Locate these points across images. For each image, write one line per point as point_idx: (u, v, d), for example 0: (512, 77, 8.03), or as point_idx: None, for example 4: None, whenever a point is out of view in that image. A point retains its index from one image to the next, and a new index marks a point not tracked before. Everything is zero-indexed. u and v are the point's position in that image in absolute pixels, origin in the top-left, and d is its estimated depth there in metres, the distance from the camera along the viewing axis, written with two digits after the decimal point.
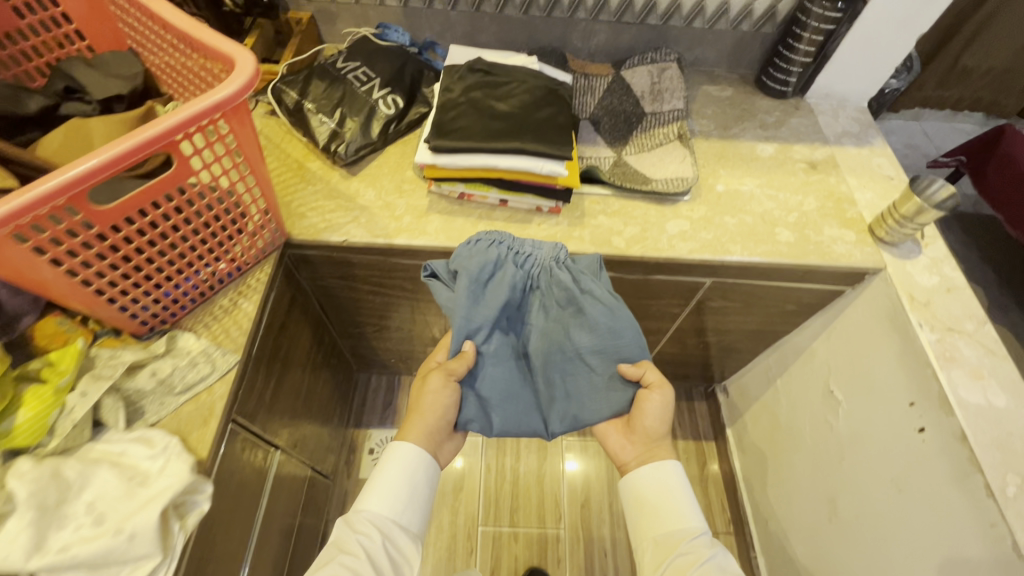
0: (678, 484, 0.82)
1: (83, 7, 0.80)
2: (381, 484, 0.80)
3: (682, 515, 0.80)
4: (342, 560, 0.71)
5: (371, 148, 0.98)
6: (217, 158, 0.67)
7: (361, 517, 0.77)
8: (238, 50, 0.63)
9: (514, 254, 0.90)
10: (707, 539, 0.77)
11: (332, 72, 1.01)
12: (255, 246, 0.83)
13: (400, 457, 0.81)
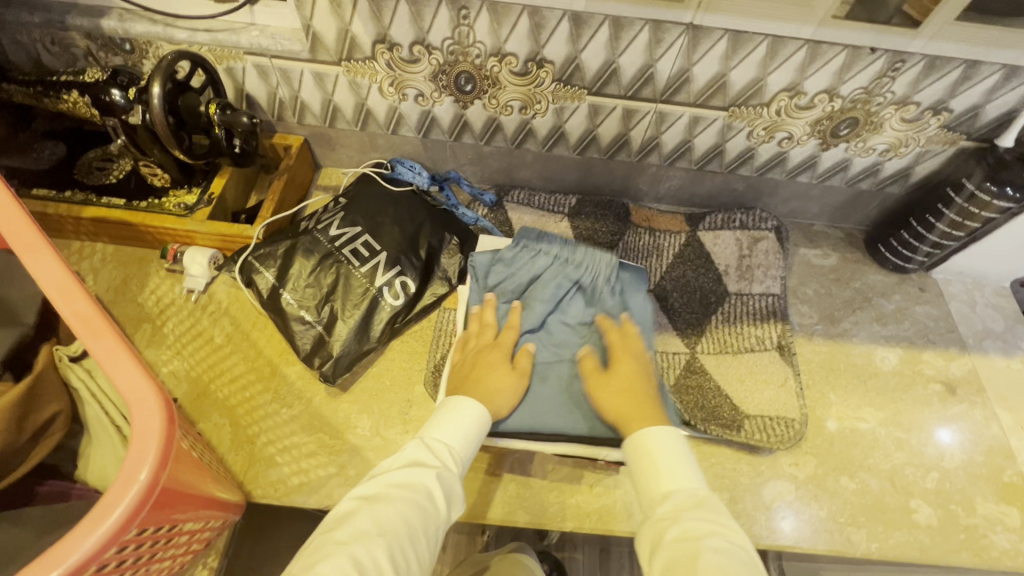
0: (660, 441, 0.54)
1: None
2: (456, 419, 0.57)
3: (661, 474, 0.53)
4: (418, 473, 0.51)
5: (368, 355, 0.73)
6: (115, 557, 0.42)
7: (436, 445, 0.54)
8: (139, 395, 0.42)
9: (566, 265, 0.72)
10: (698, 503, 0.50)
11: (322, 244, 0.76)
12: (192, 548, 0.57)
13: (480, 408, 0.58)
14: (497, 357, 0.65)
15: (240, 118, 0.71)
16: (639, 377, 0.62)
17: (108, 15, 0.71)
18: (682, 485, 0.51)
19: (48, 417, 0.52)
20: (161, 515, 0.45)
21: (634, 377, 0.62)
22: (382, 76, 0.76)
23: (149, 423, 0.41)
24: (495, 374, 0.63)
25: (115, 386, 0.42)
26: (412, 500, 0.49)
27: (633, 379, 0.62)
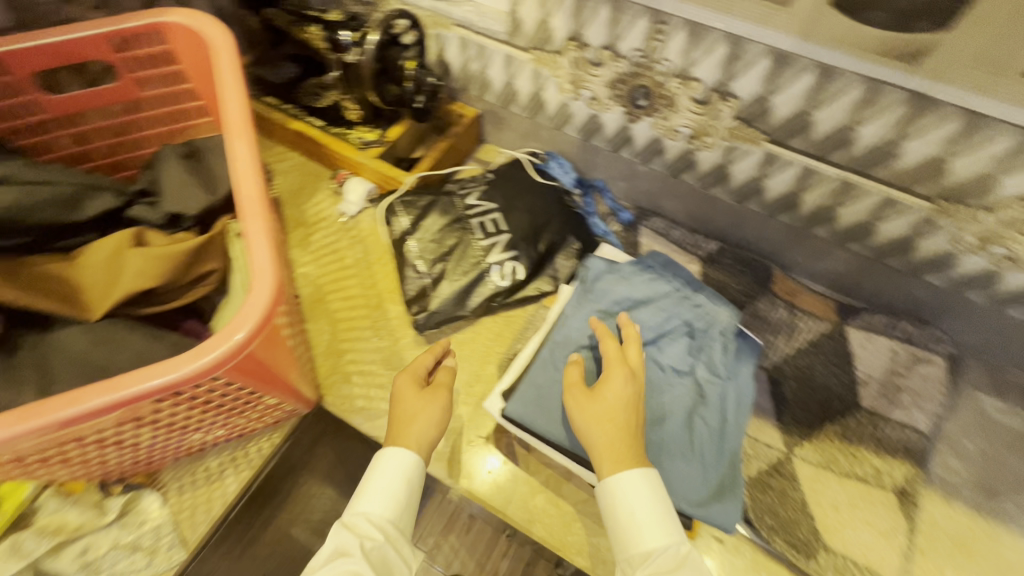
0: (637, 493, 0.48)
1: (209, 88, 0.69)
2: (378, 486, 0.55)
3: (639, 530, 0.47)
4: (346, 561, 0.50)
5: (458, 321, 0.77)
6: (201, 395, 0.51)
7: (359, 522, 0.53)
8: (261, 274, 0.50)
9: (684, 302, 0.61)
10: (679, 562, 0.45)
11: (457, 208, 0.81)
12: (263, 419, 0.67)
13: (405, 457, 0.56)
14: (409, 379, 0.62)
15: (427, 79, 0.81)
16: (630, 403, 0.50)
17: None
18: (662, 540, 0.47)
19: (206, 271, 0.64)
20: (245, 380, 0.53)
21: (625, 404, 0.50)
22: (564, 72, 0.78)
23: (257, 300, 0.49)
24: (409, 397, 0.60)
25: (249, 260, 0.51)
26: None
27: (623, 401, 0.50)
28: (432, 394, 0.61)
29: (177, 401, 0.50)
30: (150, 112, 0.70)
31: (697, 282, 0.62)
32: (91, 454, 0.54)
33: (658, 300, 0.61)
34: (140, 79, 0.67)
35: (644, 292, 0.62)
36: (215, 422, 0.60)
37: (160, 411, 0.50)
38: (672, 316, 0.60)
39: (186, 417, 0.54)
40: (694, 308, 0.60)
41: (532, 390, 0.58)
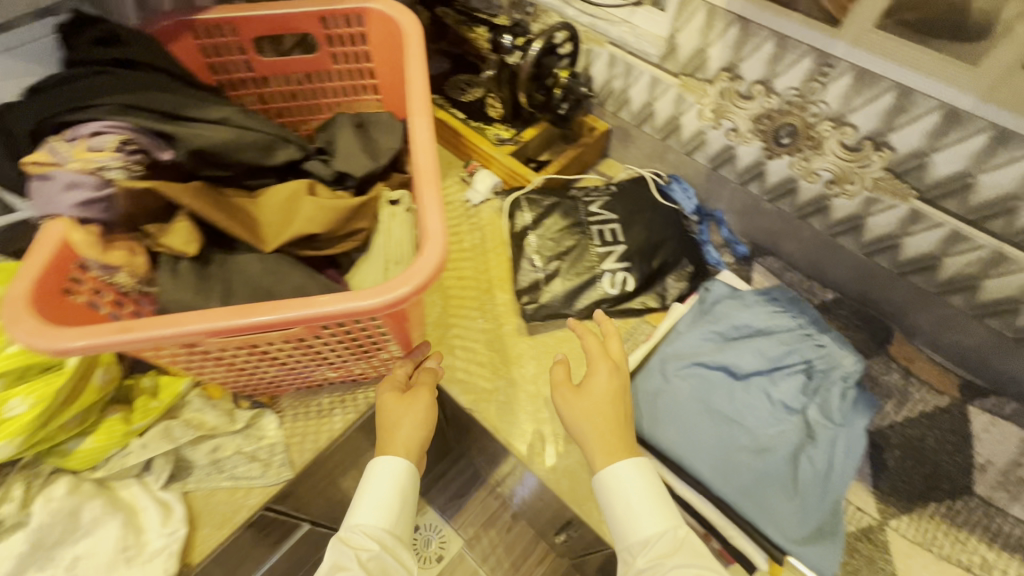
0: (629, 481, 0.51)
1: (388, 69, 0.77)
2: (372, 497, 0.60)
3: (636, 519, 0.50)
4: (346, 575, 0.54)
5: (562, 319, 0.80)
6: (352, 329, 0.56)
7: (355, 533, 0.58)
8: (431, 238, 0.50)
9: (806, 341, 0.61)
10: (677, 543, 0.49)
11: (579, 213, 0.85)
12: (377, 369, 0.73)
13: (392, 466, 0.60)
14: (390, 388, 0.66)
15: (580, 87, 0.86)
16: (613, 392, 0.55)
17: None
18: (659, 526, 0.50)
19: (358, 228, 0.71)
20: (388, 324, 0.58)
21: (609, 395, 0.55)
22: (710, 100, 0.80)
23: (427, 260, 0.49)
24: (393, 403, 0.64)
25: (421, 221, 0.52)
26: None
27: (608, 392, 0.55)
28: (413, 397, 0.65)
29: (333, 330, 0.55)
30: (333, 83, 0.79)
31: (822, 324, 0.62)
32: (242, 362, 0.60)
33: (777, 334, 0.61)
34: (334, 53, 0.76)
35: (764, 323, 0.62)
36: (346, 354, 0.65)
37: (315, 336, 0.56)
38: (790, 351, 0.60)
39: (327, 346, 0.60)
40: (815, 349, 0.60)
41: (639, 393, 0.60)
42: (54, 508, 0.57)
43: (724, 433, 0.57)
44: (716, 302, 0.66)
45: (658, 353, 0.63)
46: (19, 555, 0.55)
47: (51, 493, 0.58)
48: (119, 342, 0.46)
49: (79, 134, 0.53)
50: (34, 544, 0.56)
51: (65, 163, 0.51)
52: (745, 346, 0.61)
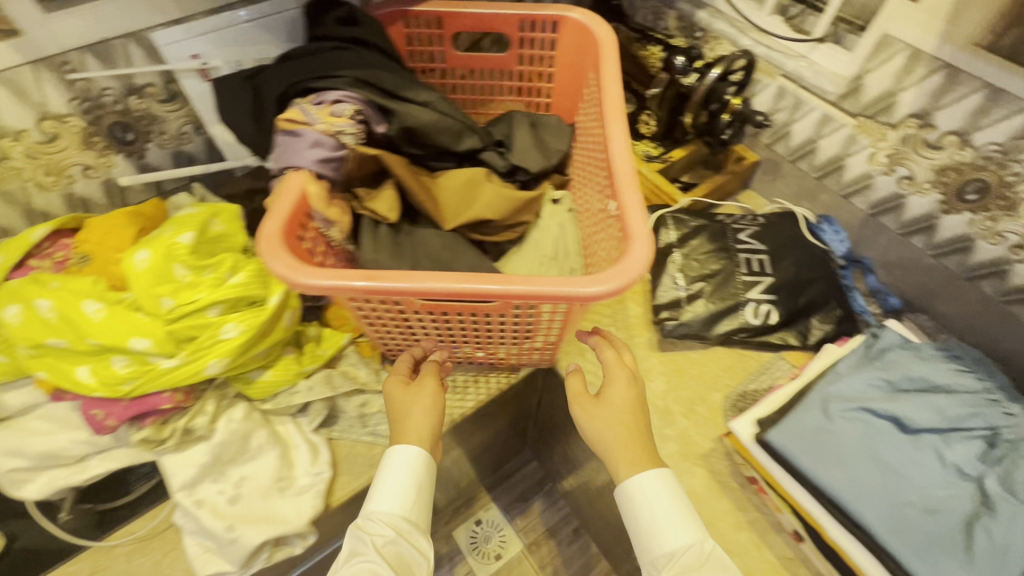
0: (656, 494, 0.54)
1: (568, 77, 0.81)
2: (388, 483, 0.56)
3: (663, 532, 0.53)
4: (366, 562, 0.52)
5: (698, 340, 0.80)
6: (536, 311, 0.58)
7: (371, 520, 0.55)
8: (638, 235, 0.52)
9: (992, 406, 0.57)
10: (703, 557, 0.52)
11: (727, 239, 0.85)
12: (516, 356, 0.75)
13: (405, 453, 0.57)
14: (395, 378, 0.62)
15: (758, 116, 0.84)
16: (632, 402, 0.58)
17: (705, 9, 0.93)
18: (686, 540, 0.53)
19: (523, 220, 0.75)
20: (566, 312, 0.60)
21: (627, 405, 0.58)
22: (887, 144, 0.78)
23: (637, 254, 0.50)
24: (396, 394, 0.60)
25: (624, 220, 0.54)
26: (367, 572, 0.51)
27: (627, 403, 0.58)
28: (419, 386, 0.61)
29: (520, 309, 0.57)
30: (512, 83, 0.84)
31: (1010, 393, 0.59)
32: (416, 327, 0.63)
33: (958, 393, 0.59)
34: (522, 55, 0.81)
35: (942, 381, 0.60)
36: (503, 335, 0.67)
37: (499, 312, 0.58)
38: (974, 414, 0.57)
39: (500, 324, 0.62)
40: (1002, 416, 0.57)
41: (798, 425, 0.59)
42: (233, 428, 0.63)
43: (891, 484, 0.55)
44: (886, 351, 0.64)
45: (819, 391, 0.62)
46: (202, 463, 0.61)
47: (232, 414, 0.64)
48: (350, 286, 0.48)
49: (325, 100, 0.59)
50: (214, 456, 0.62)
51: (314, 124, 0.57)
52: (919, 399, 0.58)
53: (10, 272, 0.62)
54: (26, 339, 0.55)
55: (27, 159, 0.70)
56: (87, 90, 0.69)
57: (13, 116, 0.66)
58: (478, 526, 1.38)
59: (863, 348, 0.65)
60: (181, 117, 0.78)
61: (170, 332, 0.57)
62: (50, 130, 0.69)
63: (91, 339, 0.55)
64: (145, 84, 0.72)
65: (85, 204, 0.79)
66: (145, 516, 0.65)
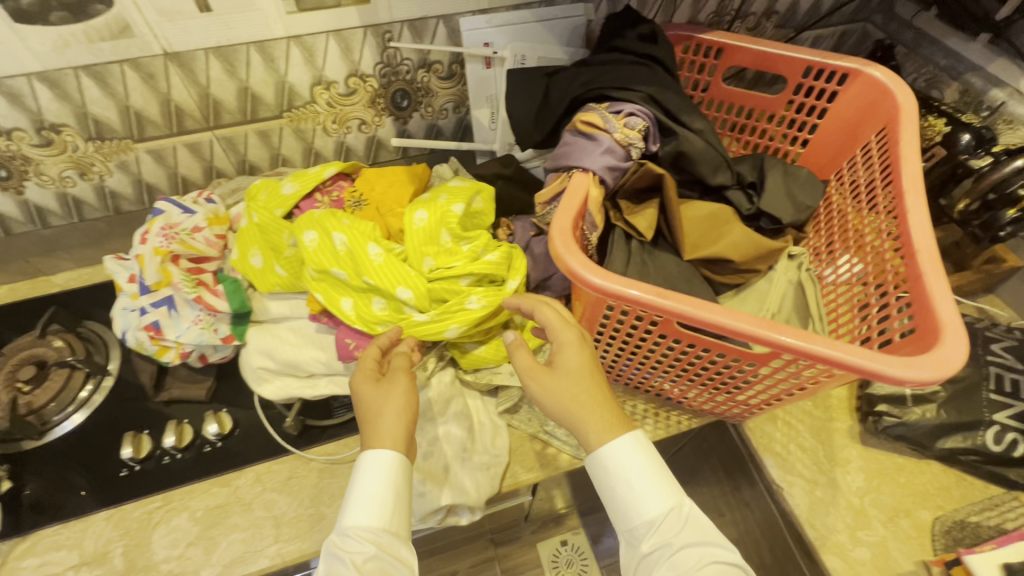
0: (632, 459, 0.53)
1: (836, 131, 0.76)
2: (363, 494, 0.50)
3: (639, 500, 0.52)
4: None
5: (913, 447, 0.72)
6: (791, 371, 0.55)
7: (348, 536, 0.48)
8: (951, 329, 0.48)
9: None
10: (682, 520, 0.52)
11: (975, 345, 0.75)
12: (710, 403, 0.72)
13: (376, 462, 0.50)
14: (363, 374, 0.55)
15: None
16: (589, 363, 0.54)
17: (1003, 88, 0.83)
18: (664, 507, 0.52)
19: (757, 269, 0.71)
20: (818, 383, 0.56)
21: (585, 368, 0.54)
22: None
23: (950, 348, 0.47)
24: (364, 388, 0.54)
25: (936, 312, 0.50)
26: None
27: (586, 365, 0.54)
28: (390, 382, 0.54)
29: (774, 364, 0.55)
30: (769, 126, 0.81)
31: None
32: (642, 349, 0.64)
33: None
34: (792, 100, 0.77)
35: None
36: (715, 382, 0.65)
37: (749, 362, 0.56)
38: None
39: (735, 373, 0.60)
40: None
41: None
42: None
43: None
44: None
45: None
46: None
47: None
48: (640, 297, 0.49)
49: (621, 111, 0.61)
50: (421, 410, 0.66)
51: (611, 132, 0.59)
52: None
53: (299, 201, 0.72)
54: (315, 262, 0.61)
55: (326, 107, 0.80)
56: (391, 58, 0.77)
57: (333, 68, 0.76)
58: (562, 547, 1.34)
59: None
60: (449, 95, 0.84)
61: (427, 290, 0.62)
62: (352, 86, 0.79)
63: (366, 278, 0.61)
64: (435, 61, 0.79)
65: (348, 153, 0.88)
66: (340, 442, 0.72)
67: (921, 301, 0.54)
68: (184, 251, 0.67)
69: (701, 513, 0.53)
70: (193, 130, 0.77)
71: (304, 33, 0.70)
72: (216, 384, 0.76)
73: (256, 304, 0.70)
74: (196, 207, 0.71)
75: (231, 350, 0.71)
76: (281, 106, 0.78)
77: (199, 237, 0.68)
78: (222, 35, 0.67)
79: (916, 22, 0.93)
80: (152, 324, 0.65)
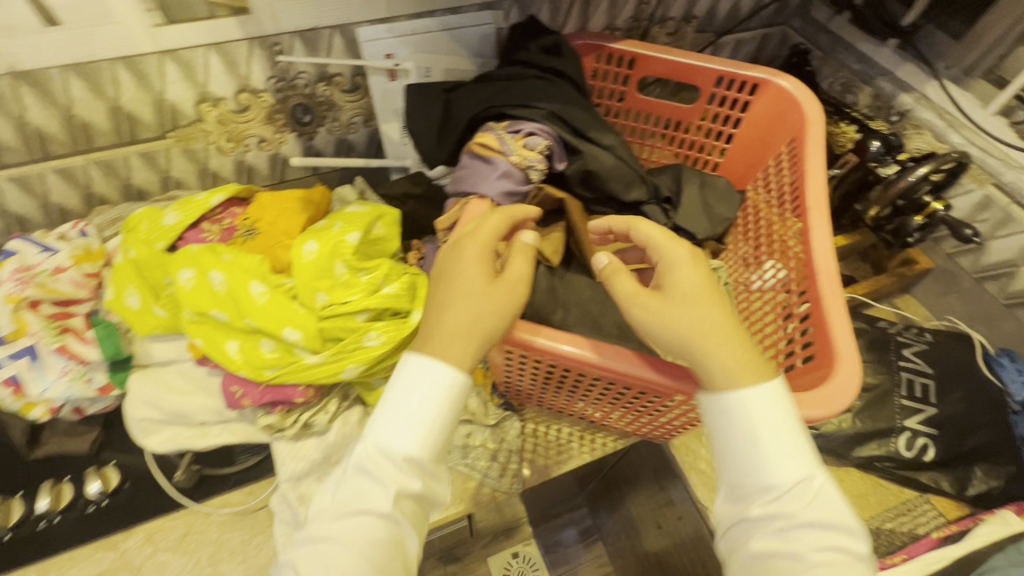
0: (765, 412, 0.44)
1: (750, 142, 0.75)
2: (407, 416, 0.44)
3: (767, 460, 0.44)
4: (366, 520, 0.42)
5: (832, 456, 0.72)
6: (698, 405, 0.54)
7: (385, 458, 0.43)
8: (846, 360, 0.50)
9: None
10: (811, 496, 0.43)
11: (888, 351, 0.76)
12: (632, 425, 0.70)
13: (453, 381, 0.44)
14: (480, 259, 0.47)
15: (964, 229, 0.76)
16: (710, 287, 0.47)
17: (910, 93, 0.84)
18: (792, 477, 0.43)
19: None
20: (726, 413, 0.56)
21: (705, 291, 0.46)
22: None
23: (845, 382, 0.49)
24: (470, 250, 0.47)
25: (834, 342, 0.51)
26: (383, 514, 0.42)
27: (705, 287, 0.46)
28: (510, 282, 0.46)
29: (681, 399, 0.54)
30: (688, 135, 0.79)
31: None
32: (556, 377, 0.61)
33: None
34: (708, 110, 0.76)
35: None
36: (635, 408, 0.63)
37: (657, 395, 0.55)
38: None
39: (646, 401, 0.59)
40: None
41: None
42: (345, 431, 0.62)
43: None
44: None
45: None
46: (311, 461, 0.60)
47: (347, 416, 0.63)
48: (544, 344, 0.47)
49: (520, 130, 0.58)
50: (323, 456, 0.61)
51: (508, 155, 0.56)
52: None
53: (184, 231, 0.65)
54: (193, 305, 0.56)
55: (216, 124, 0.74)
56: (285, 71, 0.71)
57: (219, 83, 0.69)
58: (514, 560, 1.22)
59: None
60: (356, 108, 0.79)
61: (319, 328, 0.57)
62: (244, 102, 0.73)
63: (250, 320, 0.56)
64: (335, 74, 0.74)
65: (250, 172, 0.82)
66: (243, 490, 0.66)
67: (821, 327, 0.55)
68: (45, 295, 0.60)
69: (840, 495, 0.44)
70: (62, 154, 0.69)
71: (177, 47, 0.63)
72: (103, 434, 0.69)
73: (138, 348, 0.63)
74: (61, 243, 0.64)
75: (115, 399, 0.65)
76: (163, 126, 0.71)
77: (63, 278, 0.62)
78: (79, 51, 0.60)
79: (831, 25, 0.94)
80: (11, 378, 0.58)
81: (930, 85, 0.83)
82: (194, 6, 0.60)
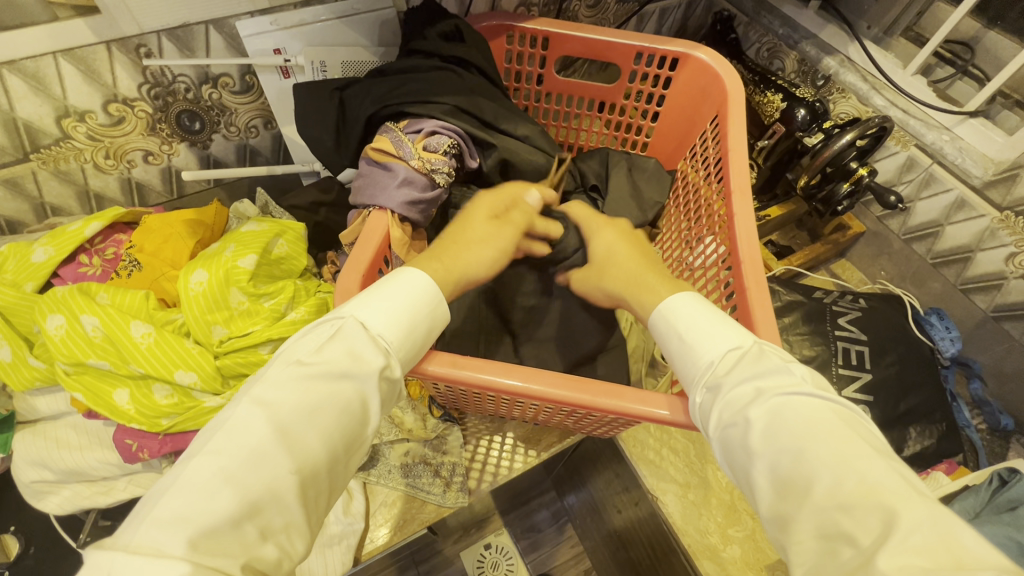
0: (689, 310, 0.44)
1: (676, 119, 0.72)
2: (380, 297, 0.39)
3: (696, 345, 0.42)
4: (320, 386, 0.33)
5: None
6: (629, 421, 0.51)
7: (353, 326, 0.37)
8: None
9: None
10: (754, 356, 0.40)
11: (824, 322, 0.76)
12: (574, 430, 0.67)
13: (424, 283, 0.41)
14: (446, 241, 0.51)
15: (887, 196, 0.76)
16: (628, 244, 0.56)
17: (834, 56, 0.82)
18: (727, 345, 0.41)
19: None
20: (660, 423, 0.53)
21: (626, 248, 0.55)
22: None
23: None
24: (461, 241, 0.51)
25: (758, 334, 0.49)
26: (342, 390, 0.34)
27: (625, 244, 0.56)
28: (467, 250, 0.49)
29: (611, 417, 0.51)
30: (613, 116, 0.76)
31: None
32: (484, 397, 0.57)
33: None
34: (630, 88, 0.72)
35: None
36: (572, 419, 0.60)
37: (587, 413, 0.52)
38: None
39: (579, 416, 0.56)
40: None
41: None
42: None
43: None
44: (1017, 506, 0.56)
45: None
46: None
47: None
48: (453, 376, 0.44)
49: (421, 129, 0.54)
50: None
51: (408, 159, 0.52)
52: None
53: (57, 267, 0.58)
54: (66, 356, 0.50)
55: (88, 141, 0.65)
56: (159, 76, 0.63)
57: (80, 95, 0.61)
58: (487, 552, 1.06)
59: (988, 486, 0.59)
60: (252, 110, 0.72)
61: (218, 367, 0.53)
62: (116, 113, 0.64)
63: (134, 367, 0.51)
64: (220, 74, 0.66)
65: (141, 189, 0.74)
66: None
67: (745, 317, 0.52)
68: None
69: (790, 355, 0.40)
70: None
71: (16, 57, 0.54)
72: None
73: (19, 404, 0.57)
74: None
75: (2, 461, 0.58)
76: (20, 147, 0.63)
77: None
78: None
79: None
80: None
81: (853, 47, 0.80)
82: (29, 9, 0.51)
